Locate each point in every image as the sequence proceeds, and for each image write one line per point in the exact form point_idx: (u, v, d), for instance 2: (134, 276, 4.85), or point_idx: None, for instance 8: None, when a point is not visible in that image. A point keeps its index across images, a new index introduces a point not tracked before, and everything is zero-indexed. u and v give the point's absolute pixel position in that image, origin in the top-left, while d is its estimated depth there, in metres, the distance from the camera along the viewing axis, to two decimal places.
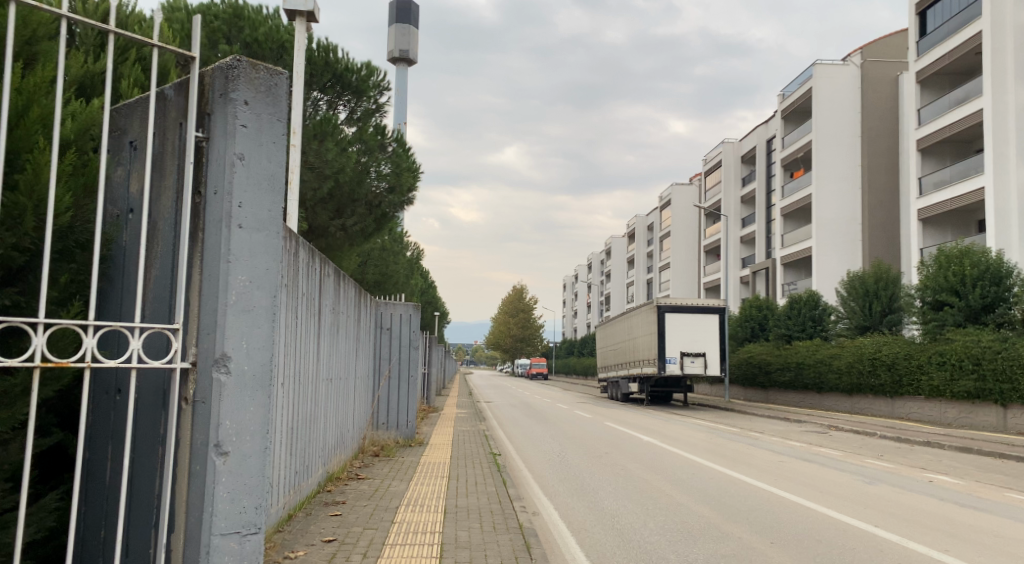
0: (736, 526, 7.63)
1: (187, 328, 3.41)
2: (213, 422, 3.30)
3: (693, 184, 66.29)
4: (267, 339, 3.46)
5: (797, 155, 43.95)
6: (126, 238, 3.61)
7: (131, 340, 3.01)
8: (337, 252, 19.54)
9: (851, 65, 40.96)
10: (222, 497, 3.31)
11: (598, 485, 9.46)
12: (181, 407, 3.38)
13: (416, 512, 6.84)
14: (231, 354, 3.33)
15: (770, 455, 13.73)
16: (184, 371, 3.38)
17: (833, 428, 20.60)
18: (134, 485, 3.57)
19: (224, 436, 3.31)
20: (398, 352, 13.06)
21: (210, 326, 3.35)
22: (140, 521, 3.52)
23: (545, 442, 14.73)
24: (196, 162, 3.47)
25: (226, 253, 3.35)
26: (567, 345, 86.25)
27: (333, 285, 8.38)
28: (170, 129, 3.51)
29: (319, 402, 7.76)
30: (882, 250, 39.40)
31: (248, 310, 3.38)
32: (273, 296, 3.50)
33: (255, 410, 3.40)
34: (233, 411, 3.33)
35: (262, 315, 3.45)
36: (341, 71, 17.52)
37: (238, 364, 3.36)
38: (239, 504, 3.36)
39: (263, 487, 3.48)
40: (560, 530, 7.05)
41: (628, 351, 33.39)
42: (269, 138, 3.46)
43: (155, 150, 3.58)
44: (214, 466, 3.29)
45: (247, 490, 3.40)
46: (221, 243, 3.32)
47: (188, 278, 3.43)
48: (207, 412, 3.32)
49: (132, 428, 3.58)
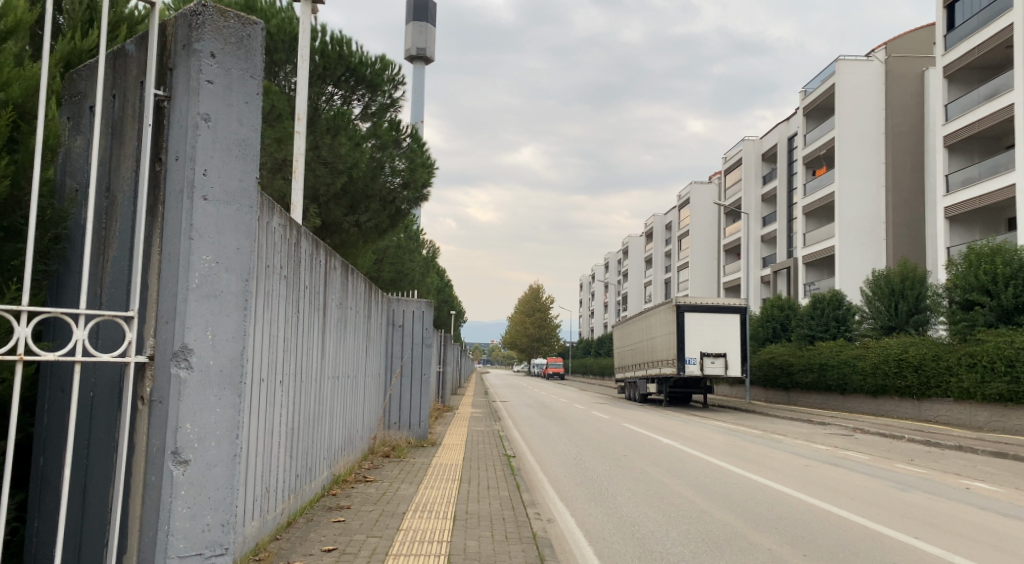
0: (765, 536, 7.17)
1: (145, 318, 3.32)
2: (171, 427, 3.22)
3: (713, 183, 65.51)
4: (233, 329, 3.42)
5: (819, 152, 43.20)
6: (81, 212, 3.56)
7: (76, 329, 2.82)
8: (351, 249, 19.23)
9: (875, 61, 40.16)
10: (180, 511, 3.22)
11: (616, 490, 9.07)
12: (139, 407, 3.30)
13: (424, 518, 6.45)
14: (192, 347, 3.26)
15: (795, 460, 13.24)
16: (141, 366, 3.29)
17: (859, 431, 20.03)
18: (87, 484, 3.42)
19: (182, 444, 3.24)
20: (411, 350, 12.66)
21: (170, 316, 3.27)
22: (93, 522, 3.38)
23: (562, 443, 14.36)
24: (158, 122, 3.42)
25: (189, 228, 3.30)
26: (584, 346, 85.67)
27: (341, 280, 8.05)
28: (131, 87, 3.46)
29: (325, 400, 7.43)
30: (907, 249, 38.65)
31: (212, 295, 3.33)
32: (240, 280, 3.45)
33: (222, 413, 3.37)
34: (193, 415, 3.26)
35: (229, 301, 3.41)
36: (356, 64, 17.15)
37: (200, 357, 3.29)
38: (200, 522, 3.30)
39: (227, 493, 3.42)
40: (577, 539, 6.62)
41: (647, 351, 32.88)
42: (238, 96, 3.43)
43: (116, 116, 3.52)
44: (171, 476, 3.20)
45: (207, 501, 3.33)
46: (183, 215, 3.27)
47: (147, 259, 3.35)
48: (164, 414, 3.24)
49: (87, 429, 3.43)
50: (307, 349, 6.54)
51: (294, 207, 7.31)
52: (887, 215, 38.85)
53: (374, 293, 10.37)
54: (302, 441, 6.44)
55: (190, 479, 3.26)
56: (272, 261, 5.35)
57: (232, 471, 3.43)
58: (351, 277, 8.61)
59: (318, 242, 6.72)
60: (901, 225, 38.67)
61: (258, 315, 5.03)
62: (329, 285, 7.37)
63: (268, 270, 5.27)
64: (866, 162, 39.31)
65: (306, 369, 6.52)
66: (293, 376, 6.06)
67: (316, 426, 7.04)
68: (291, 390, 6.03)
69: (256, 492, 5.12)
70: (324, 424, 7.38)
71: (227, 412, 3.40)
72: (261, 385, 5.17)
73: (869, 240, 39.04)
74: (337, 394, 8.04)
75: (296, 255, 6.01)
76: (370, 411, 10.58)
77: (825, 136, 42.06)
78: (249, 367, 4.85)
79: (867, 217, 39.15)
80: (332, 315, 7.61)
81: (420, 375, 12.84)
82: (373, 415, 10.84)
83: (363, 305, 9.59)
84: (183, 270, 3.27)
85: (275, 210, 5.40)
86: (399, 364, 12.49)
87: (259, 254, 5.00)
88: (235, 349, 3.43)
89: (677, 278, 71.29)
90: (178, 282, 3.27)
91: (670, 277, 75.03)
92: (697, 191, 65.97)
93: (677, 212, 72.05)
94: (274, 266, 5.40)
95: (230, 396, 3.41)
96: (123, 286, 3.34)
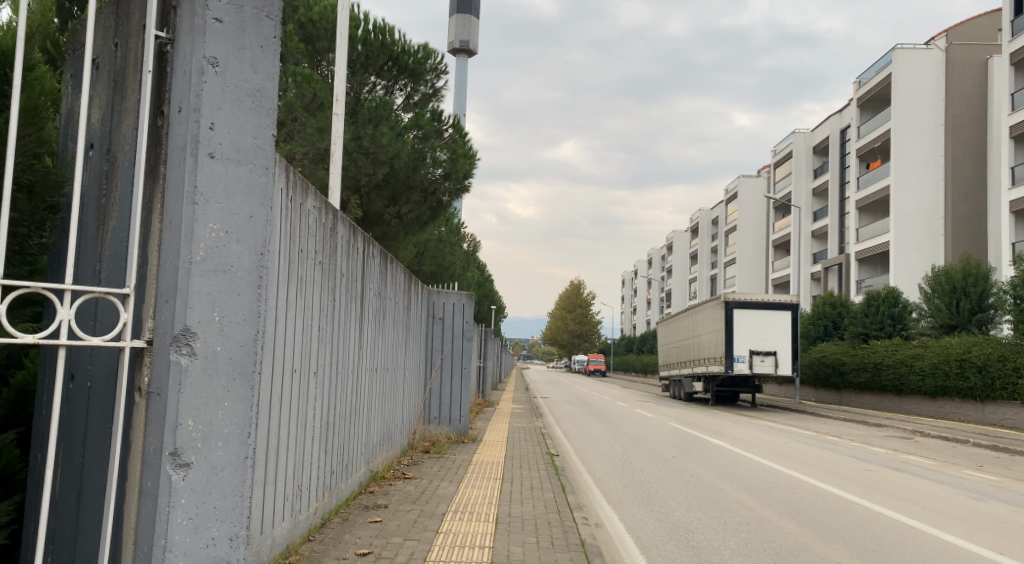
0: (831, 547, 6.65)
1: (145, 297, 3.03)
2: (171, 422, 2.90)
3: (761, 178, 64.16)
4: (246, 310, 3.09)
5: (874, 145, 41.87)
6: (84, 180, 3.32)
7: (61, 308, 2.60)
8: (392, 240, 19.04)
9: (934, 49, 38.72)
10: (179, 518, 2.89)
11: (667, 494, 8.63)
12: (138, 400, 3.01)
13: (466, 521, 6.09)
14: (196, 330, 2.95)
15: (854, 463, 12.62)
16: (140, 352, 3.00)
17: (919, 434, 19.20)
18: (84, 478, 3.13)
19: (183, 443, 2.91)
20: (451, 343, 12.38)
21: (171, 293, 2.97)
22: (86, 523, 3.09)
23: (607, 442, 13.95)
24: (159, 70, 3.15)
25: (194, 192, 2.99)
26: (626, 343, 84.83)
27: (380, 268, 7.74)
28: (132, 34, 3.16)
29: (363, 393, 7.12)
30: (967, 245, 37.28)
31: (219, 271, 3.02)
32: (253, 256, 3.12)
33: (231, 408, 3.04)
34: (196, 409, 2.94)
35: (242, 278, 3.09)
36: (398, 53, 16.91)
37: (204, 344, 2.98)
38: (203, 532, 2.96)
39: (235, 497, 3.07)
40: (627, 547, 6.20)
41: (692, 349, 32.17)
42: (250, 40, 3.12)
43: (117, 68, 3.24)
44: (169, 480, 2.88)
45: (211, 507, 2.99)
46: (186, 175, 2.97)
47: (148, 231, 3.06)
48: (163, 408, 2.92)
49: (84, 420, 3.15)
50: (344, 340, 6.22)
51: (332, 192, 7.00)
52: (945, 209, 37.58)
53: (413, 284, 10.07)
54: (337, 436, 6.13)
55: (193, 476, 2.94)
56: (306, 244, 5.03)
57: (242, 475, 3.09)
58: (391, 266, 8.29)
59: (355, 228, 6.40)
60: (960, 220, 37.29)
61: (290, 301, 4.70)
62: (367, 273, 7.06)
63: (301, 254, 4.94)
64: (924, 155, 38.01)
65: (342, 361, 6.19)
66: (328, 368, 5.74)
67: (353, 421, 6.73)
68: (326, 382, 5.71)
69: (287, 491, 4.80)
70: (361, 418, 7.07)
71: (239, 408, 3.07)
72: (293, 377, 4.85)
73: (926, 235, 37.79)
74: (375, 388, 7.73)
75: (332, 239, 5.69)
76: (410, 405, 10.27)
77: (880, 128, 40.75)
78: (277, 357, 4.48)
79: (925, 211, 37.86)
80: (370, 305, 7.28)
81: (460, 369, 12.52)
82: (413, 409, 10.54)
83: (403, 296, 9.29)
84: (187, 240, 2.96)
85: (309, 191, 5.07)
86: (440, 357, 12.21)
87: (289, 234, 4.64)
88: (248, 334, 3.11)
89: (723, 274, 70.04)
90: (182, 254, 2.96)
91: (715, 273, 73.78)
92: (744, 186, 64.66)
93: (723, 208, 70.78)
94: (308, 250, 5.08)
95: (242, 388, 3.08)
96: (122, 260, 3.04)
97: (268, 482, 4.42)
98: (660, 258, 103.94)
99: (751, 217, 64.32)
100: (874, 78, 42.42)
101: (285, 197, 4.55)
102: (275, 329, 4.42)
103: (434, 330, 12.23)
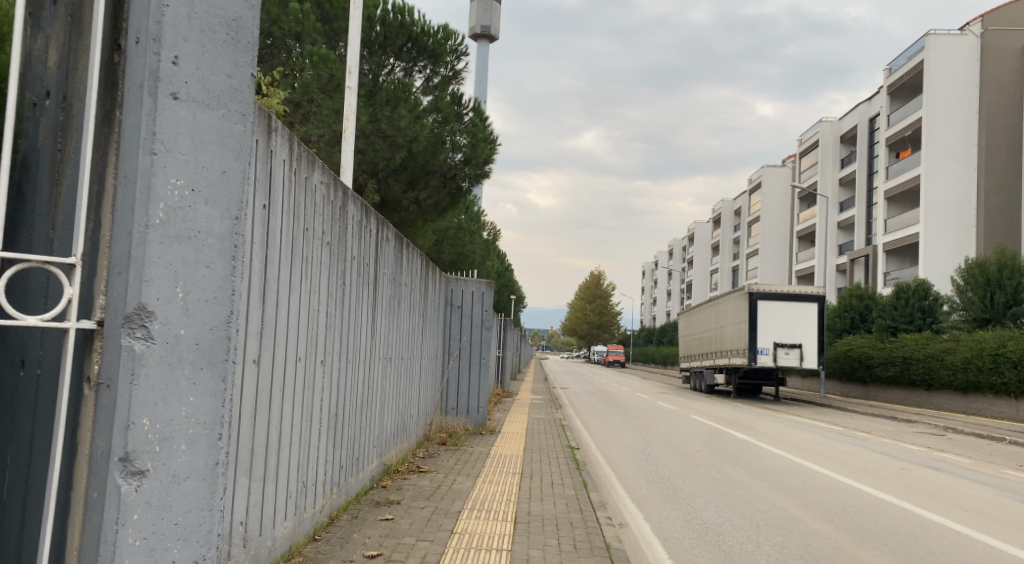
0: (871, 552, 6.24)
1: (96, 270, 2.63)
2: (122, 420, 2.51)
3: (785, 167, 63.26)
4: (216, 284, 2.74)
5: (904, 134, 41.00)
6: (41, 136, 2.74)
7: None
8: (411, 226, 18.74)
9: (968, 36, 37.81)
10: (132, 530, 2.50)
11: (695, 492, 8.27)
12: (85, 390, 2.60)
13: (482, 520, 5.74)
14: (154, 306, 2.57)
15: (886, 461, 12.20)
16: (89, 335, 2.60)
17: (950, 430, 18.70)
18: (33, 482, 2.72)
19: (135, 445, 2.53)
20: (467, 331, 12.05)
21: (122, 265, 2.57)
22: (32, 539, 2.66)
23: (628, 435, 13.63)
24: (116, 5, 2.69)
25: (153, 141, 2.59)
26: (646, 333, 84.45)
27: (395, 253, 7.40)
28: None
29: (375, 383, 6.78)
30: (999, 238, 36.46)
31: (183, 239, 2.64)
32: (226, 221, 2.76)
33: (197, 405, 2.68)
34: (151, 404, 2.56)
35: (213, 251, 2.73)
36: (417, 33, 16.58)
37: (164, 325, 2.59)
38: (164, 548, 2.59)
39: (198, 507, 2.69)
40: (654, 549, 5.85)
41: (715, 340, 31.64)
42: None
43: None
44: (119, 488, 2.49)
45: (169, 520, 2.61)
46: (144, 119, 2.57)
47: (101, 192, 2.65)
48: (113, 402, 2.53)
49: (33, 414, 2.73)
50: (354, 326, 5.88)
51: (344, 169, 6.65)
52: (978, 201, 36.83)
53: (430, 271, 9.73)
54: (347, 428, 5.79)
55: (157, 476, 2.57)
56: (312, 223, 4.67)
57: (208, 484, 2.73)
58: (406, 251, 7.95)
59: (366, 209, 6.05)
60: (993, 211, 36.55)
61: (292, 283, 4.35)
62: (380, 258, 6.71)
63: (306, 233, 4.59)
64: (956, 144, 37.20)
65: (352, 349, 5.85)
66: (338, 356, 5.40)
67: (365, 412, 6.40)
68: (335, 371, 5.38)
69: (290, 488, 4.46)
70: (373, 410, 6.74)
71: (207, 399, 2.72)
72: (297, 364, 4.50)
73: (958, 227, 37.05)
74: (388, 378, 7.40)
75: (342, 219, 5.34)
76: (426, 394, 9.94)
77: (911, 117, 39.89)
78: (278, 344, 4.14)
79: (956, 202, 37.07)
80: (383, 291, 6.94)
81: (478, 360, 12.18)
82: (429, 400, 10.21)
83: (419, 282, 8.95)
84: (144, 200, 2.57)
85: (316, 166, 4.72)
86: (457, 346, 11.90)
87: (291, 210, 4.28)
88: (219, 317, 2.75)
89: (745, 266, 69.18)
90: (137, 217, 2.57)
91: (737, 264, 72.92)
92: (768, 176, 63.73)
93: (747, 198, 69.85)
94: (313, 228, 4.72)
95: (210, 378, 2.72)
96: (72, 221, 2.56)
97: (268, 478, 4.08)
98: (681, 249, 103.03)
99: (775, 208, 63.41)
100: (905, 65, 41.52)
101: (287, 170, 4.19)
102: (275, 313, 4.08)
103: (452, 318, 11.90)
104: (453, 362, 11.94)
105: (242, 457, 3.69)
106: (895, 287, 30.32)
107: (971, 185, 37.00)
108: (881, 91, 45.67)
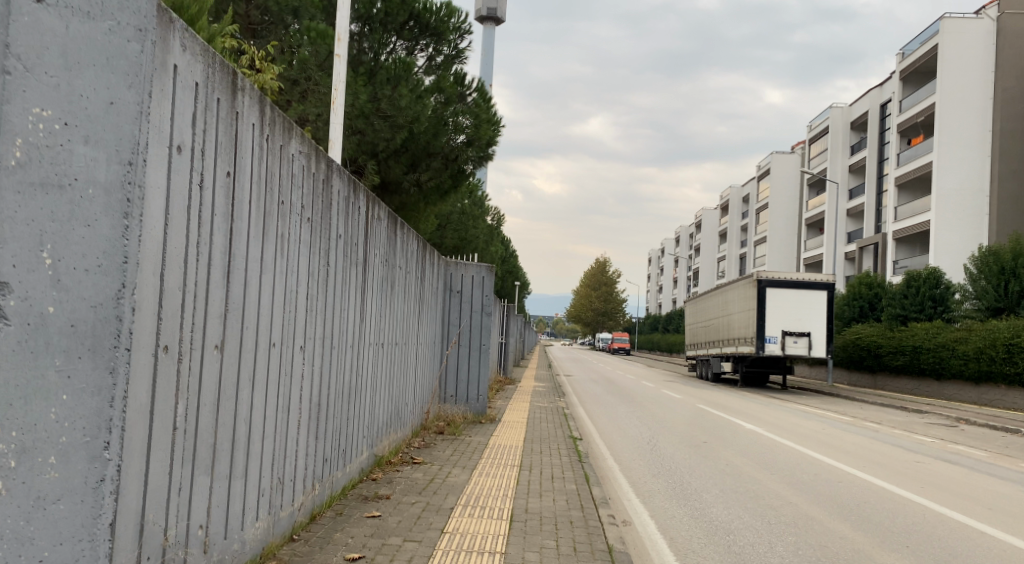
0: (891, 554, 5.84)
1: None
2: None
3: (794, 154, 62.59)
4: (99, 272, 2.58)
5: (917, 120, 40.35)
6: None
7: None
8: (412, 209, 18.29)
9: (984, 20, 37.12)
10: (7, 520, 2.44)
11: (703, 488, 7.88)
12: None
13: (476, 518, 5.35)
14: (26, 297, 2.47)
15: (899, 453, 11.83)
16: None
17: (962, 421, 18.33)
18: None
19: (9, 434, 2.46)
20: (466, 315, 11.65)
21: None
22: None
23: (633, 424, 13.26)
24: None
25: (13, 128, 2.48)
26: (651, 321, 84.05)
27: (387, 234, 6.97)
28: None
29: (365, 371, 6.37)
30: (1012, 226, 35.94)
31: (59, 223, 2.52)
32: (113, 208, 2.60)
33: (79, 398, 2.54)
34: (31, 395, 2.48)
35: (97, 237, 2.58)
36: (419, 10, 16.09)
37: (42, 316, 2.49)
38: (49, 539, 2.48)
39: (85, 505, 2.54)
40: (659, 550, 5.48)
41: (722, 328, 31.20)
42: None
43: None
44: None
45: (49, 514, 2.49)
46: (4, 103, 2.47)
47: None
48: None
49: None
50: (340, 310, 5.46)
51: (332, 143, 6.22)
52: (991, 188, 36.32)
53: (427, 253, 9.32)
54: (332, 419, 5.39)
55: (15, 500, 2.46)
56: (287, 195, 4.24)
57: (96, 481, 2.56)
58: (401, 230, 7.52)
59: (353, 183, 5.61)
60: (1006, 199, 36.09)
61: (264, 262, 3.94)
62: (370, 238, 6.29)
63: (281, 206, 4.15)
64: (969, 130, 36.61)
65: (338, 334, 5.43)
66: (320, 341, 4.99)
67: (353, 401, 6.00)
68: (318, 358, 4.96)
69: (262, 485, 4.05)
70: (363, 398, 6.34)
71: (89, 394, 2.56)
72: (270, 349, 4.08)
73: (970, 214, 36.54)
74: (380, 365, 6.99)
75: (324, 194, 4.92)
76: (423, 381, 9.56)
77: (924, 102, 39.22)
78: (247, 328, 3.73)
79: (969, 189, 36.52)
80: (374, 273, 6.53)
81: (477, 346, 11.78)
82: (426, 388, 9.84)
83: (415, 265, 8.52)
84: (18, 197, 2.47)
85: (292, 133, 4.29)
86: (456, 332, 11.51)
87: (262, 180, 3.85)
88: (109, 289, 2.59)
89: (752, 253, 68.60)
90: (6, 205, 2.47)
91: (744, 252, 72.31)
92: (777, 162, 62.99)
93: (755, 185, 69.14)
94: (290, 202, 4.29)
95: (90, 370, 2.55)
96: None
97: (235, 476, 3.69)
98: (688, 237, 102.38)
99: (783, 195, 62.72)
100: (919, 50, 40.79)
101: (257, 135, 3.77)
102: (242, 295, 3.66)
103: (451, 302, 11.51)
104: (450, 348, 11.53)
105: (200, 454, 3.27)
106: (905, 275, 29.77)
107: (983, 172, 36.56)
108: (894, 76, 44.94)
